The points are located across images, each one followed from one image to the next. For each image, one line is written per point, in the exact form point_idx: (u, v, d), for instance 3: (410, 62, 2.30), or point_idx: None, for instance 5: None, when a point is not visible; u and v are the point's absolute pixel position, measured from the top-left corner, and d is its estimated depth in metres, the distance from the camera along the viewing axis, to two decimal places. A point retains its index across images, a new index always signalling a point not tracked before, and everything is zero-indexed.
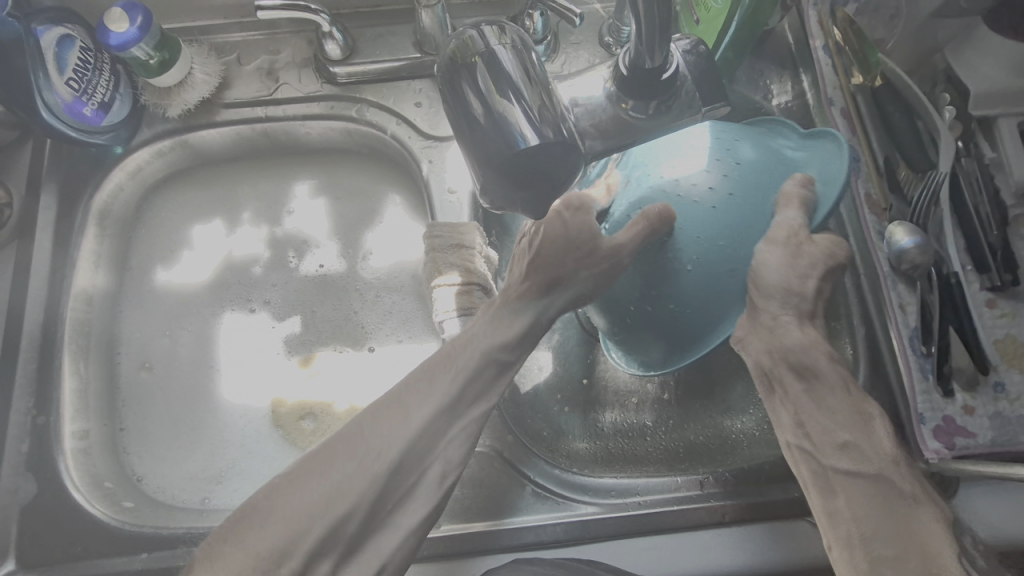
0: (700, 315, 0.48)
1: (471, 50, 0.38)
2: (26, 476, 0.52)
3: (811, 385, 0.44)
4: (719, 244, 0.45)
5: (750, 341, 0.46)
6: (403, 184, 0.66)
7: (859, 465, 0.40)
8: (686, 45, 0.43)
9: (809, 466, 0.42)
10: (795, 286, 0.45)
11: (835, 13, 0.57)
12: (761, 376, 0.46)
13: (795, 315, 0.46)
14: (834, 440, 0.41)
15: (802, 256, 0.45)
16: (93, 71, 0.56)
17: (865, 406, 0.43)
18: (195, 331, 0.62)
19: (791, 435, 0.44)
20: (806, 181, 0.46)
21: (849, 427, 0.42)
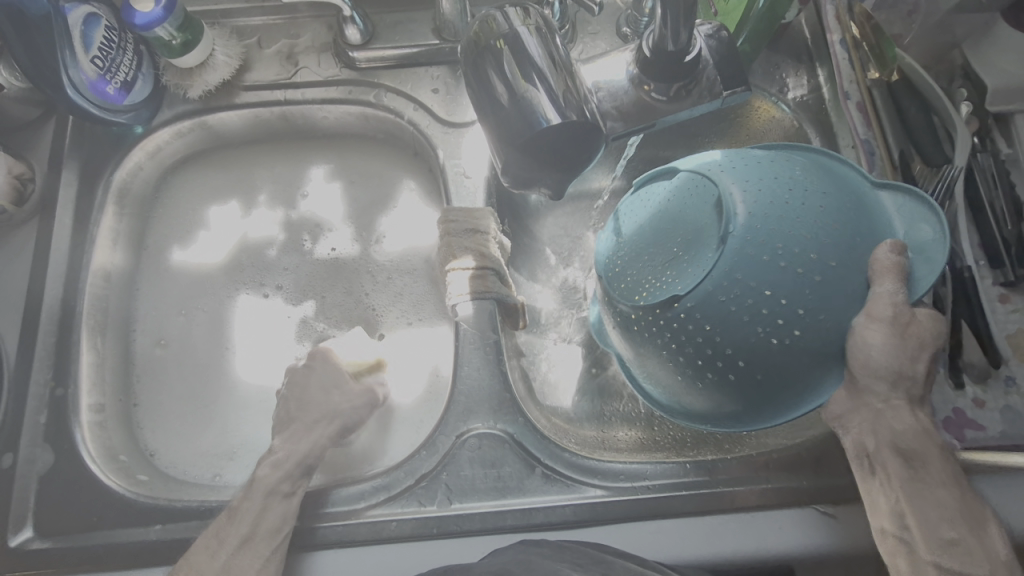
0: (775, 389, 0.41)
1: (494, 32, 0.38)
2: (43, 447, 0.53)
3: (918, 472, 0.40)
4: (801, 315, 0.38)
5: (851, 421, 0.42)
6: (417, 170, 0.66)
7: (967, 563, 0.37)
8: (708, 30, 0.45)
9: (908, 558, 0.39)
10: (906, 369, 0.40)
11: (852, 8, 0.58)
12: (861, 459, 0.42)
13: (905, 400, 0.41)
14: (941, 536, 0.38)
15: (909, 337, 0.39)
16: (117, 50, 0.56)
17: (977, 504, 0.39)
18: (210, 310, 0.63)
19: (890, 523, 0.40)
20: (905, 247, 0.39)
21: (957, 521, 0.38)
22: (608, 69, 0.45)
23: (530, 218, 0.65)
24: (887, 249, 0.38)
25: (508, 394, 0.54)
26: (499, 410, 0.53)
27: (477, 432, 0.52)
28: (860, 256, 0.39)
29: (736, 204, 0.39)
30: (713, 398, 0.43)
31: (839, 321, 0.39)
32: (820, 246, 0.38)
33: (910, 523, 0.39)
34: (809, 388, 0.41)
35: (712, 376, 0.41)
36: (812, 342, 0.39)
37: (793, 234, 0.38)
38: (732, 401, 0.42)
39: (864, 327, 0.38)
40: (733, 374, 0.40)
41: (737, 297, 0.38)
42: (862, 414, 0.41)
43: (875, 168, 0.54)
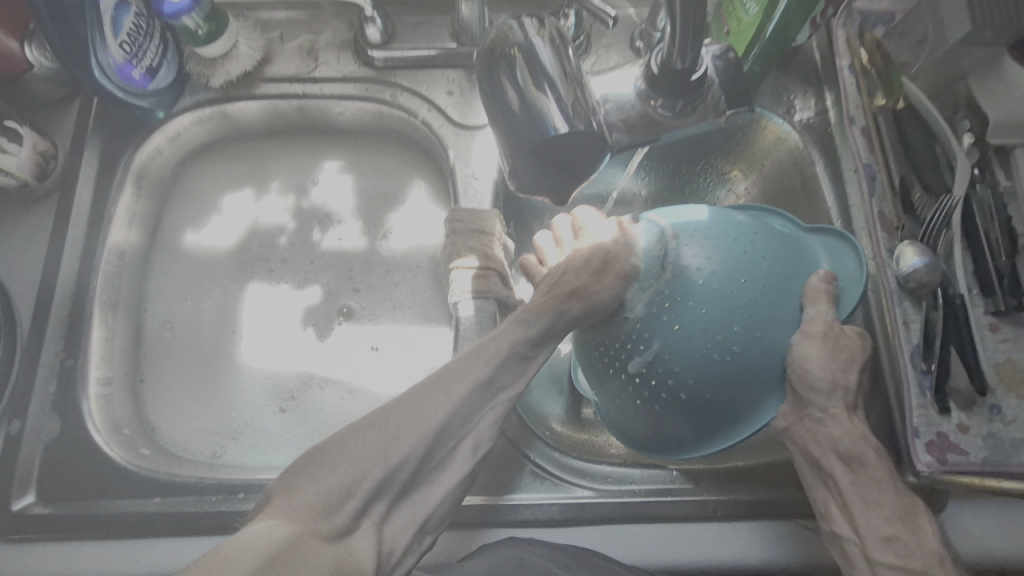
0: (725, 409, 0.45)
1: (510, 41, 0.40)
2: (51, 415, 0.54)
3: (856, 477, 0.44)
4: (741, 334, 0.44)
5: (795, 432, 0.46)
6: (428, 169, 0.68)
7: (906, 559, 0.41)
8: (717, 51, 0.46)
9: (858, 560, 0.43)
10: (840, 378, 0.44)
11: (863, 34, 0.59)
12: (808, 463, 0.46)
13: (843, 407, 0.45)
14: (880, 534, 0.42)
15: (841, 349, 0.44)
16: (145, 37, 0.58)
17: (910, 503, 0.44)
18: (219, 294, 0.64)
19: (839, 525, 0.44)
20: (832, 276, 0.46)
21: (895, 520, 0.43)
22: (619, 79, 0.47)
23: (534, 223, 0.66)
24: (818, 278, 0.46)
25: None
26: None
27: None
28: (795, 290, 0.46)
29: (680, 245, 0.46)
30: (664, 422, 0.47)
31: (778, 344, 0.45)
32: (756, 279, 0.45)
33: (857, 526, 0.43)
34: (753, 410, 0.46)
35: (663, 399, 0.46)
36: (754, 361, 0.44)
37: (729, 267, 0.44)
38: (682, 423, 0.46)
39: (805, 345, 0.44)
40: (683, 397, 0.45)
41: (686, 319, 0.44)
42: (804, 424, 0.45)
43: (874, 193, 0.55)
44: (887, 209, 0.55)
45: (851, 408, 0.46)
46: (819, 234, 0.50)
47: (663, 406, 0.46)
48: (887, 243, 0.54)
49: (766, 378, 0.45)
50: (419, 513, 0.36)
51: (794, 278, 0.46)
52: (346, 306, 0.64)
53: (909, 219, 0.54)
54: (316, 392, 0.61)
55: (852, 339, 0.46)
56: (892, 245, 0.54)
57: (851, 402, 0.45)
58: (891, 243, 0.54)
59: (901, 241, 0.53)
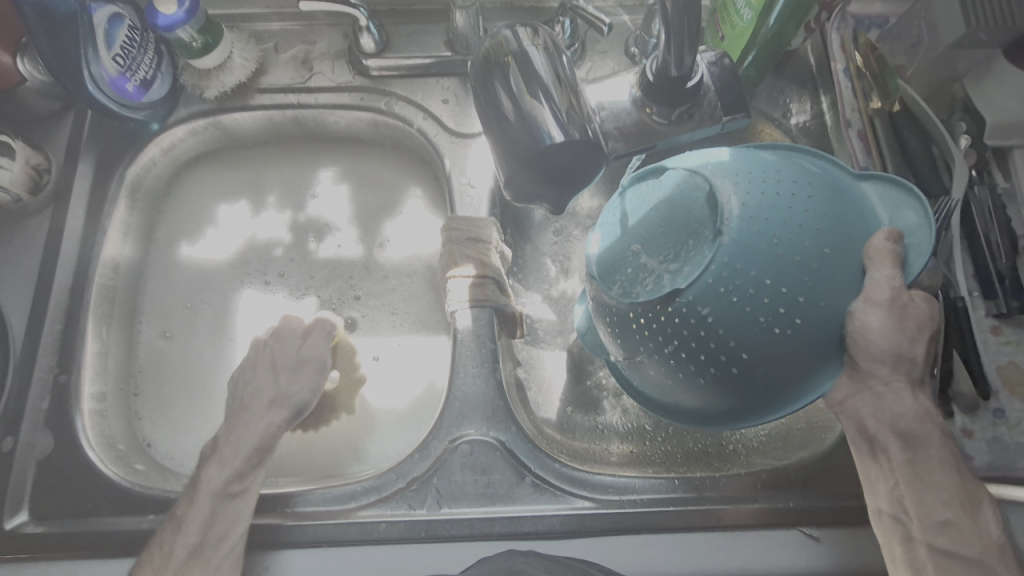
0: (781, 382, 0.39)
1: (505, 50, 0.39)
2: (44, 432, 0.54)
3: (917, 455, 0.39)
4: (803, 304, 0.37)
5: (851, 406, 0.41)
6: (425, 177, 0.67)
7: (960, 545, 0.38)
8: (710, 58, 0.45)
9: (907, 545, 0.39)
10: (905, 350, 0.39)
11: (857, 38, 0.59)
12: (862, 439, 0.41)
13: (906, 383, 0.40)
14: (935, 518, 0.38)
15: (907, 317, 0.38)
16: (139, 49, 0.58)
17: (976, 491, 0.39)
18: (214, 306, 0.64)
19: (887, 505, 0.40)
20: (898, 233, 0.37)
21: (953, 504, 0.38)
22: (616, 91, 0.46)
23: (532, 230, 0.66)
24: (882, 236, 0.37)
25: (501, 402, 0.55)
26: (494, 419, 0.54)
27: (468, 439, 0.53)
28: (854, 245, 0.38)
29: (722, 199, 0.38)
30: (711, 398, 0.42)
31: (838, 309, 0.38)
32: (814, 237, 0.37)
33: (908, 504, 0.39)
34: (808, 384, 0.40)
35: (711, 375, 0.40)
36: (815, 328, 0.38)
37: (781, 224, 0.37)
38: (732, 399, 0.41)
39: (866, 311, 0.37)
40: (737, 374, 0.39)
41: (741, 291, 0.36)
42: (862, 397, 0.40)
43: None
44: None
45: (917, 384, 0.40)
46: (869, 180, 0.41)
47: (709, 382, 0.40)
48: None
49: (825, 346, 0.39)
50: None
51: (854, 232, 0.38)
52: (348, 319, 0.64)
53: None
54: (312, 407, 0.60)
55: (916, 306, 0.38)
56: None
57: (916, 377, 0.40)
58: None
59: None
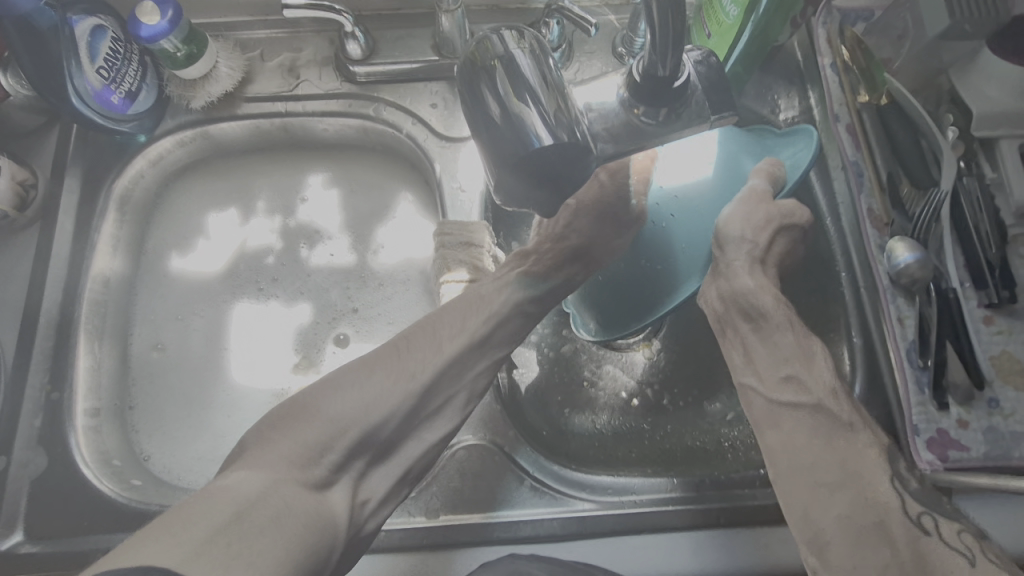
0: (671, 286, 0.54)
1: (491, 54, 0.38)
2: (38, 450, 0.54)
3: (760, 327, 0.48)
4: (681, 219, 0.54)
5: (709, 291, 0.51)
6: (416, 182, 0.67)
7: (800, 396, 0.44)
8: (697, 56, 0.41)
9: (758, 402, 0.46)
10: (750, 236, 0.50)
11: (843, 32, 0.59)
12: (716, 321, 0.51)
13: (748, 261, 0.50)
14: (779, 373, 0.46)
15: (759, 212, 0.50)
16: (123, 61, 0.57)
17: (809, 345, 0.47)
18: (207, 317, 0.64)
19: (743, 376, 0.48)
20: (778, 164, 0.53)
21: (792, 362, 0.46)
22: (600, 91, 0.41)
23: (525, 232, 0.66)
24: (766, 163, 0.53)
25: (498, 407, 0.55)
26: (491, 423, 0.54)
27: (465, 444, 0.53)
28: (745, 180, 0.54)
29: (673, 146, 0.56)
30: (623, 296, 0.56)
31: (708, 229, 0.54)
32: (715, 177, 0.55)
33: (756, 369, 0.47)
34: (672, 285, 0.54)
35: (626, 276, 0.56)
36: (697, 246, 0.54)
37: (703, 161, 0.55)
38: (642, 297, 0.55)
39: (733, 216, 0.51)
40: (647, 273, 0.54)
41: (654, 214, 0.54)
42: (715, 282, 0.51)
43: (862, 189, 0.56)
44: (876, 206, 0.55)
45: (758, 263, 0.50)
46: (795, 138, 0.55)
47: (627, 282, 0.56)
48: (877, 240, 0.55)
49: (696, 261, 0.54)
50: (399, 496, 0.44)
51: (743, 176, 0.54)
52: (340, 335, 0.63)
53: (898, 214, 0.54)
54: None
55: (788, 207, 0.51)
56: (883, 241, 0.54)
57: (758, 257, 0.50)
58: (882, 239, 0.54)
59: (891, 237, 0.54)
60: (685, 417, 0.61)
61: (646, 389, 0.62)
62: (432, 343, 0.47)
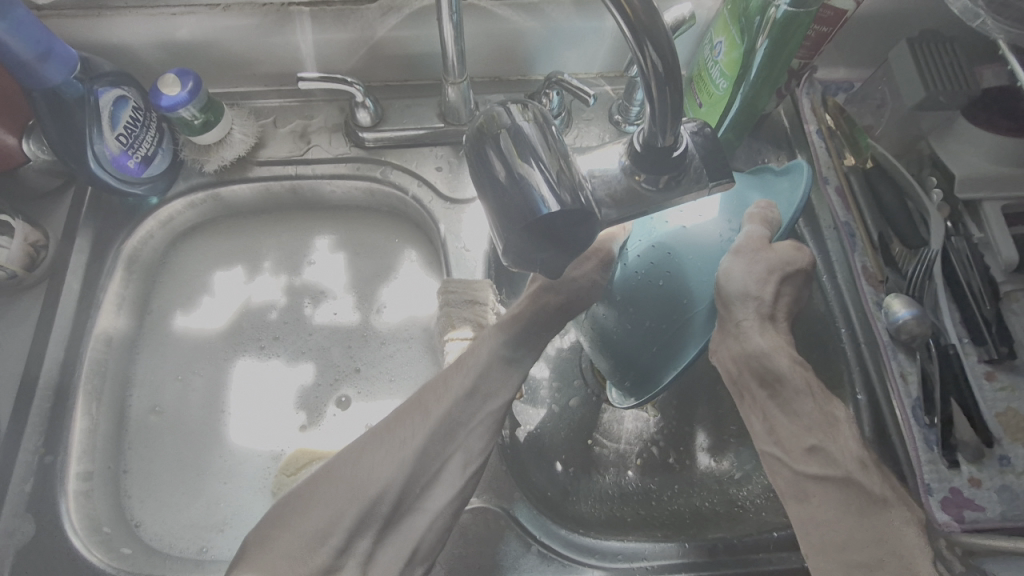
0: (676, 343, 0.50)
1: (496, 123, 0.38)
2: (25, 517, 0.52)
3: (773, 390, 0.47)
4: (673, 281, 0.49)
5: (720, 350, 0.49)
6: (420, 242, 0.69)
7: (827, 469, 0.43)
8: (693, 128, 0.43)
9: (783, 473, 0.45)
10: (753, 290, 0.47)
11: (826, 101, 0.64)
12: (732, 383, 0.49)
13: (757, 319, 0.47)
14: (802, 444, 0.44)
15: (760, 260, 0.47)
16: (142, 128, 0.60)
17: (832, 410, 0.45)
18: (208, 376, 0.63)
19: (764, 443, 0.46)
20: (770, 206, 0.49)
21: (816, 430, 0.44)
22: (603, 158, 0.42)
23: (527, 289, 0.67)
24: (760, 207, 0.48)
25: (503, 467, 0.54)
26: (497, 484, 0.53)
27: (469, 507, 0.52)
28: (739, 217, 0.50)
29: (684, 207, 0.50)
30: (627, 352, 0.52)
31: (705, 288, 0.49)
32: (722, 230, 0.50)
33: (778, 437, 0.45)
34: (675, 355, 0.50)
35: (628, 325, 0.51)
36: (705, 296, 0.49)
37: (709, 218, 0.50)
38: (646, 354, 0.51)
39: (734, 265, 0.47)
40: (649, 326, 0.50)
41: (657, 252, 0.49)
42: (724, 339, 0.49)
43: (856, 249, 0.58)
44: (870, 264, 0.57)
45: (767, 320, 0.48)
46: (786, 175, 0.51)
47: (628, 334, 0.51)
48: (874, 297, 0.56)
49: (702, 309, 0.50)
50: (403, 549, 0.45)
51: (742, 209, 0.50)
52: (342, 396, 0.63)
53: (892, 272, 0.56)
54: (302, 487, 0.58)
55: (788, 252, 0.48)
56: (880, 298, 0.56)
57: (767, 313, 0.48)
58: (878, 296, 0.56)
59: (887, 294, 0.55)
60: (693, 475, 0.60)
61: (650, 447, 0.61)
62: (428, 408, 0.47)
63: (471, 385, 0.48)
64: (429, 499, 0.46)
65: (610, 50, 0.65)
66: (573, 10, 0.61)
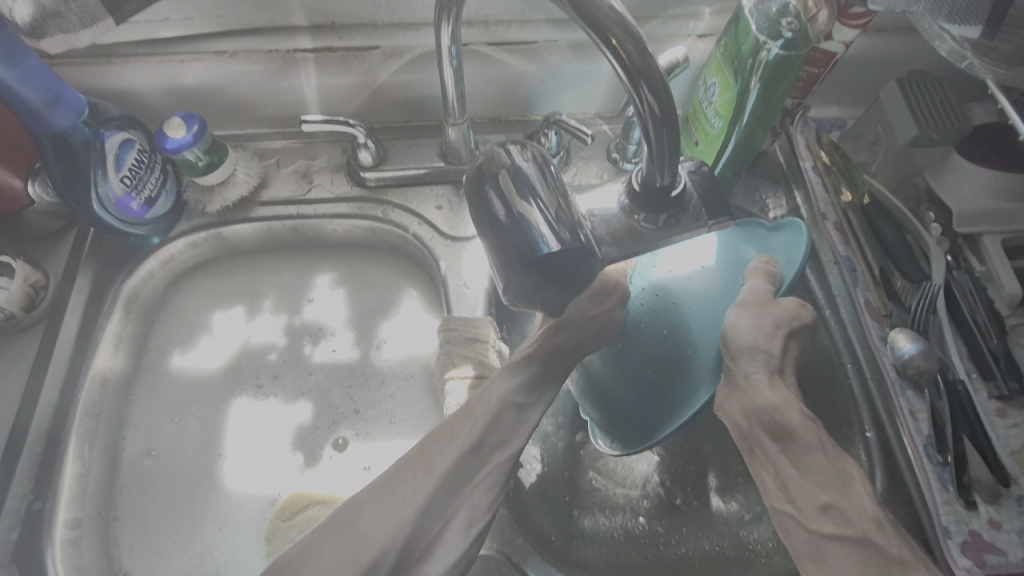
0: (677, 394, 0.49)
1: (496, 163, 0.38)
2: (9, 568, 0.50)
3: (787, 446, 0.48)
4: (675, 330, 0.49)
5: (728, 405, 0.50)
6: (421, 279, 0.69)
7: (842, 528, 0.43)
8: (691, 166, 0.43)
9: (799, 534, 0.45)
10: (762, 343, 0.48)
11: (819, 138, 0.64)
12: (742, 439, 0.50)
13: (766, 372, 0.49)
14: (815, 502, 0.45)
15: (767, 315, 0.48)
16: (146, 170, 0.60)
17: (844, 465, 0.46)
18: (204, 418, 0.62)
19: (777, 501, 0.47)
20: (770, 259, 0.51)
21: (828, 487, 0.45)
22: (602, 198, 0.42)
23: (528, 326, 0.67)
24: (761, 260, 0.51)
25: (505, 511, 0.52)
26: (499, 527, 0.52)
27: (471, 554, 0.51)
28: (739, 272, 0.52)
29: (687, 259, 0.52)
30: (628, 403, 0.51)
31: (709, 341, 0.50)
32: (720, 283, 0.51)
33: (791, 494, 0.46)
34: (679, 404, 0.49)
35: (627, 374, 0.51)
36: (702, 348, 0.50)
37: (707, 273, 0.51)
38: (644, 406, 0.50)
39: (740, 318, 0.49)
40: (648, 373, 0.50)
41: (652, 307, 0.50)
42: (734, 394, 0.50)
43: (858, 283, 0.57)
44: (872, 298, 0.56)
45: (776, 374, 0.50)
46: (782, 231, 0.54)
47: (628, 383, 0.51)
48: (879, 332, 0.55)
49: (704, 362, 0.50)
50: None
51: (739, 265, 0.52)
52: (340, 438, 0.61)
53: (895, 306, 0.55)
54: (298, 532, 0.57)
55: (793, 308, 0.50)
56: (885, 333, 0.55)
57: (775, 367, 0.50)
58: (883, 331, 0.55)
59: (892, 328, 0.55)
60: (701, 516, 0.58)
61: (656, 488, 0.59)
62: (432, 462, 0.46)
63: (479, 436, 0.47)
64: (431, 550, 0.45)
65: (607, 91, 0.67)
66: (570, 53, 0.63)
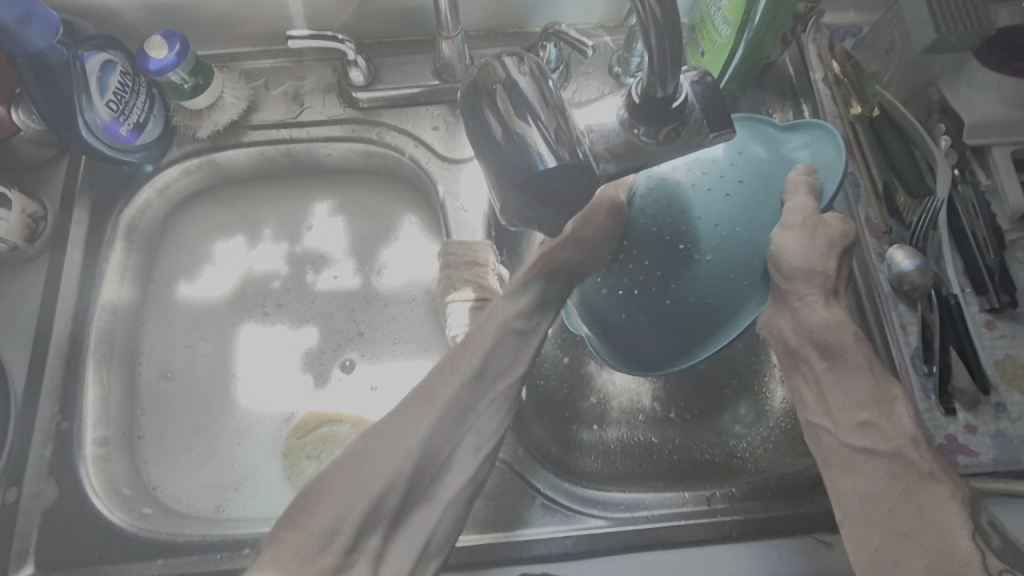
0: (696, 318, 0.47)
1: (491, 78, 0.36)
2: (48, 480, 0.54)
3: (835, 364, 0.48)
4: (719, 249, 0.45)
5: (776, 323, 0.49)
6: (419, 205, 0.68)
7: (878, 442, 0.45)
8: (694, 76, 0.41)
9: (832, 444, 0.47)
10: (819, 265, 0.47)
11: (832, 47, 0.61)
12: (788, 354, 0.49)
13: (822, 293, 0.48)
14: (855, 418, 0.46)
15: (820, 236, 0.47)
16: (132, 94, 0.59)
17: (888, 388, 0.47)
18: (214, 343, 0.64)
19: (815, 415, 0.48)
20: (810, 168, 0.47)
21: (869, 406, 0.46)
22: (600, 112, 0.41)
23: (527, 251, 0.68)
24: (799, 172, 0.47)
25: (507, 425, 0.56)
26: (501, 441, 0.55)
27: None
28: (773, 179, 0.47)
29: (700, 168, 0.45)
30: (646, 338, 0.49)
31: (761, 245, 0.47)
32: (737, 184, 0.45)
33: (830, 410, 0.47)
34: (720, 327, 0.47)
35: (637, 301, 0.48)
36: (734, 262, 0.46)
37: (731, 178, 0.45)
38: (658, 336, 0.49)
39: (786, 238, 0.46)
40: (658, 298, 0.47)
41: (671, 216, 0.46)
42: (786, 315, 0.49)
43: (859, 200, 0.57)
44: (873, 215, 0.56)
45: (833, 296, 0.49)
46: (799, 129, 0.51)
47: (630, 316, 0.49)
48: (877, 249, 0.55)
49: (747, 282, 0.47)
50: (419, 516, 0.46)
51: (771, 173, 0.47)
52: (347, 360, 0.64)
53: (896, 223, 0.55)
54: (310, 452, 0.60)
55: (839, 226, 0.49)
56: (882, 249, 0.55)
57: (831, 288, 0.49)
58: (881, 248, 0.55)
59: (890, 245, 0.55)
60: (693, 428, 0.61)
61: (652, 403, 0.62)
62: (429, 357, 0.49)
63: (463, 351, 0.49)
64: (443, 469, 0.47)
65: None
66: None
